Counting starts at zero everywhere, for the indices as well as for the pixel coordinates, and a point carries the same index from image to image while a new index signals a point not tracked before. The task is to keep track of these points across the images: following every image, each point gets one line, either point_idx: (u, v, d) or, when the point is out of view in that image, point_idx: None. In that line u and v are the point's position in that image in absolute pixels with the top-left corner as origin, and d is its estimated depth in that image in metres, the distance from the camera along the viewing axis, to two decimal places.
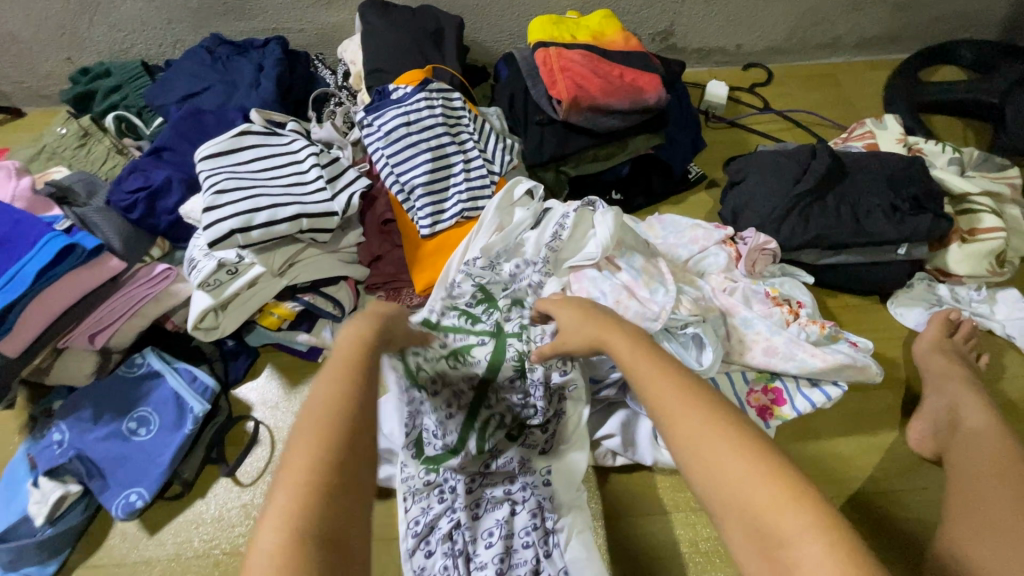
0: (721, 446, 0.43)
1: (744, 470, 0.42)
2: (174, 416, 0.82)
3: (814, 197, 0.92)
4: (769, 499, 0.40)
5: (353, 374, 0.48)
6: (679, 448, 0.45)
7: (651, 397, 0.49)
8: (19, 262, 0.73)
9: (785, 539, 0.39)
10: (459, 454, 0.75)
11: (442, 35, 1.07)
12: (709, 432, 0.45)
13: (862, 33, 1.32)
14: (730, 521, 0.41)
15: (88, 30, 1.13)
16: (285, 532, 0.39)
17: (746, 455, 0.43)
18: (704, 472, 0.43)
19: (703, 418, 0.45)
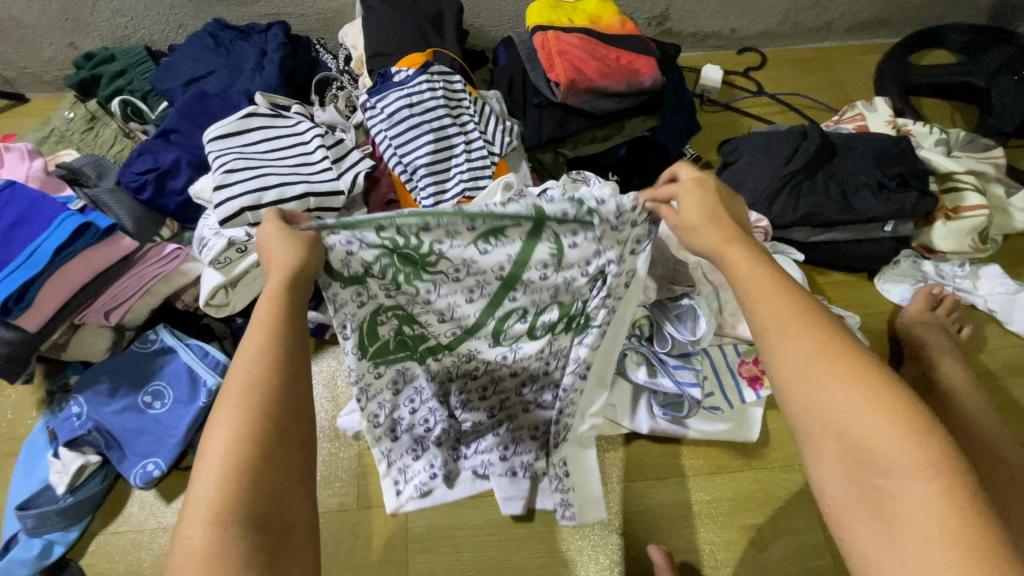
0: (837, 376, 0.45)
1: (857, 403, 0.43)
2: (187, 390, 0.85)
3: (804, 176, 0.96)
4: (883, 436, 0.42)
5: (269, 362, 0.47)
6: (788, 377, 0.47)
7: (763, 321, 0.49)
8: (36, 240, 0.75)
9: (888, 467, 0.41)
10: (471, 341, 0.67)
11: (442, 19, 1.09)
12: (822, 365, 0.45)
13: (854, 18, 1.34)
14: (827, 447, 0.44)
15: (91, 15, 1.14)
16: (210, 517, 0.41)
17: (865, 393, 0.44)
18: (816, 402, 0.45)
19: (821, 352, 0.46)
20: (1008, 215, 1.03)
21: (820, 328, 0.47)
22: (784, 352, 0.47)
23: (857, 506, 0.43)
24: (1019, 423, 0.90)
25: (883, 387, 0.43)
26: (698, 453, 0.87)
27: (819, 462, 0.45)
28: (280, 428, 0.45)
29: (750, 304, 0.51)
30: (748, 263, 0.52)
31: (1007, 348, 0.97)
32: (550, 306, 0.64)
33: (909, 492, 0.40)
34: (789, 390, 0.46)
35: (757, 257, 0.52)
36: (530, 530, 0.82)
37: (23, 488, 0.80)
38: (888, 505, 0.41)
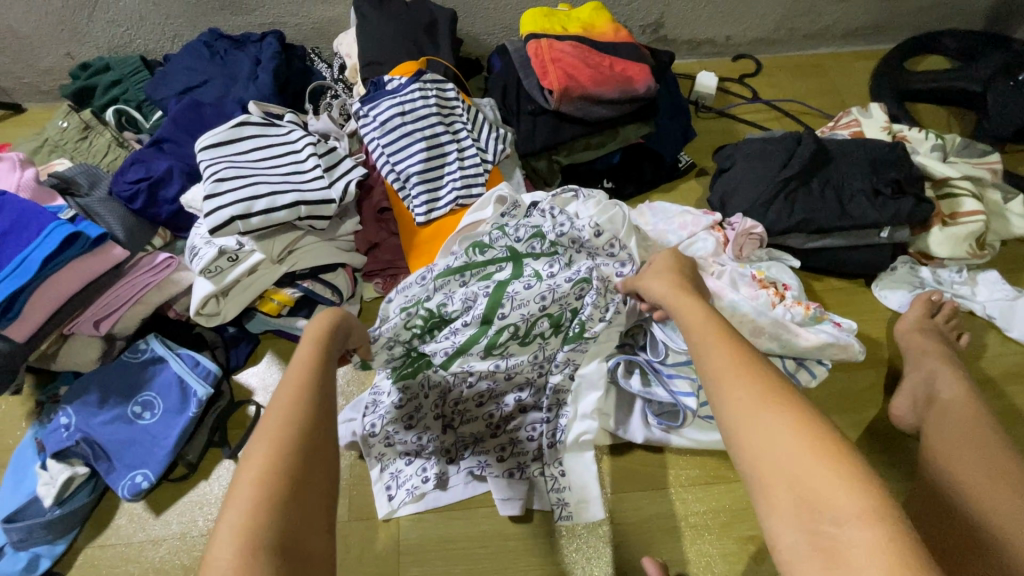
0: (778, 422, 0.45)
1: (799, 445, 0.44)
2: (178, 400, 0.84)
3: (799, 183, 0.95)
4: (827, 479, 0.41)
5: (303, 397, 0.50)
6: (733, 419, 0.47)
7: (710, 367, 0.52)
8: (26, 249, 0.75)
9: (832, 515, 0.40)
10: (466, 356, 0.76)
11: (436, 28, 1.09)
12: (765, 407, 0.47)
13: (850, 24, 1.34)
14: (775, 491, 0.43)
15: (87, 25, 1.14)
16: (238, 539, 0.41)
17: (802, 434, 0.44)
18: (757, 447, 0.45)
19: (759, 397, 0.47)
20: (1005, 221, 1.03)
21: (762, 374, 0.50)
22: (730, 396, 0.49)
23: (805, 559, 0.40)
24: (1021, 431, 0.89)
25: (820, 431, 0.44)
26: (693, 463, 0.86)
27: (769, 511, 0.43)
28: (311, 457, 0.47)
29: (698, 354, 0.54)
30: (695, 317, 0.59)
31: (1006, 355, 0.96)
32: (541, 316, 0.76)
33: (857, 540, 0.38)
34: (732, 434, 0.47)
35: (705, 312, 0.59)
36: (524, 541, 0.80)
37: (9, 500, 0.78)
38: (836, 557, 0.38)
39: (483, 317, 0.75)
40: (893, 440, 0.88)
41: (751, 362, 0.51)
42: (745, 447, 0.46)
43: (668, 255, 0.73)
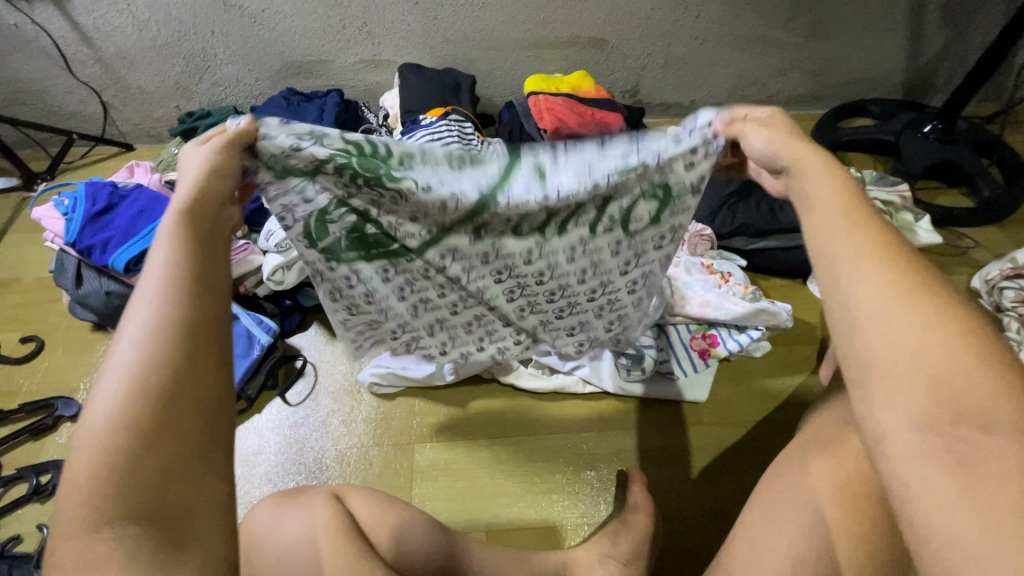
0: (935, 329, 0.39)
1: (946, 347, 0.38)
2: (244, 347, 1.06)
3: (739, 198, 1.21)
4: (985, 392, 0.37)
5: (166, 307, 0.43)
6: (864, 310, 0.42)
7: (837, 252, 0.45)
8: (154, 223, 1.02)
9: (982, 422, 0.36)
10: (448, 243, 0.72)
11: (460, 88, 1.43)
12: (912, 301, 0.41)
13: (790, 93, 1.67)
14: (912, 387, 0.38)
15: (197, 85, 1.51)
16: (95, 469, 0.38)
17: (961, 342, 0.38)
18: (896, 348, 0.40)
19: (919, 302, 0.40)
20: (914, 234, 1.26)
21: (907, 263, 0.43)
22: (860, 282, 0.43)
23: (930, 466, 0.37)
24: None
25: (981, 338, 0.39)
26: (657, 411, 1.03)
27: (896, 403, 0.38)
28: (176, 382, 0.41)
29: (819, 233, 0.47)
30: (822, 181, 0.49)
31: None
32: (539, 209, 0.66)
33: (1003, 454, 0.35)
34: (866, 332, 0.41)
35: (842, 189, 0.48)
36: (514, 464, 0.98)
37: None
38: (970, 466, 0.36)
39: (462, 215, 0.67)
40: None
41: (894, 246, 0.44)
42: (878, 346, 0.40)
43: (765, 119, 0.57)
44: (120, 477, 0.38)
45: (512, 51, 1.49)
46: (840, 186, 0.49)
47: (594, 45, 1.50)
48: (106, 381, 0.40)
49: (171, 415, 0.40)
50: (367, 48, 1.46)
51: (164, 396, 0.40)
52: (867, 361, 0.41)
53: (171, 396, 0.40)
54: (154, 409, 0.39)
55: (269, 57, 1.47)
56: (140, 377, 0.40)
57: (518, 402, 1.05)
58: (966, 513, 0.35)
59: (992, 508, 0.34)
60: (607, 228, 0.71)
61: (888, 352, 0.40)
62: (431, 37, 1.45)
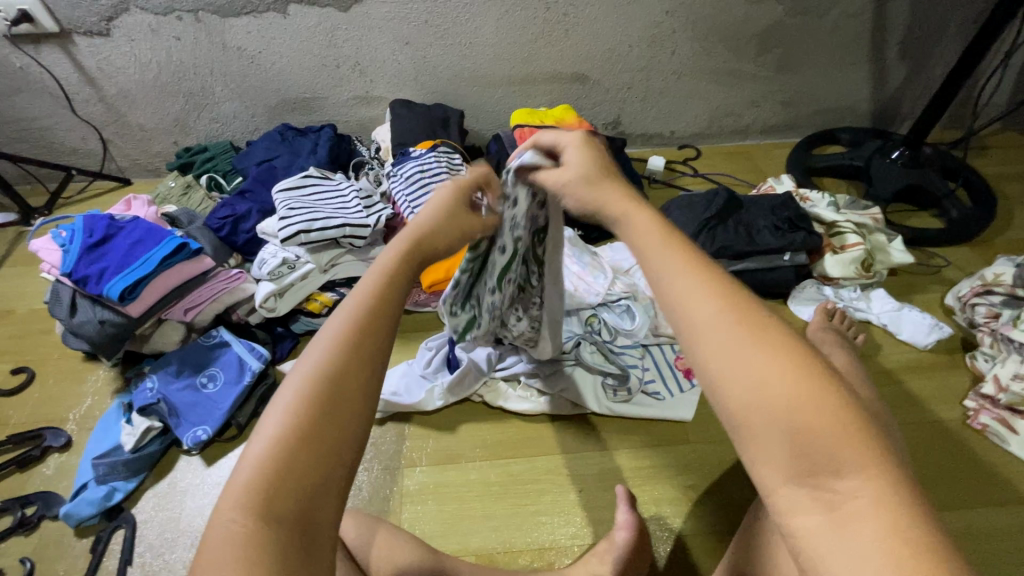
0: (770, 367, 0.42)
1: (790, 391, 0.41)
2: (235, 374, 1.08)
3: (718, 221, 1.26)
4: (834, 432, 0.39)
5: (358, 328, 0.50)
6: (718, 363, 0.44)
7: (683, 308, 0.47)
8: (149, 253, 1.04)
9: (835, 466, 0.39)
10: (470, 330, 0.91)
11: (448, 121, 1.50)
12: (756, 344, 0.44)
13: (765, 122, 1.74)
14: (772, 436, 0.41)
15: (195, 121, 1.57)
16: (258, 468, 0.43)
17: (792, 379, 0.42)
18: (746, 392, 0.42)
19: (754, 343, 0.44)
20: (887, 254, 1.31)
21: (742, 308, 0.46)
22: (703, 336, 0.45)
23: (807, 515, 0.39)
24: (912, 409, 1.09)
25: (815, 374, 0.42)
26: (645, 430, 1.05)
27: (763, 453, 0.41)
28: (339, 398, 0.46)
29: (660, 282, 0.49)
30: (644, 226, 0.54)
31: (901, 353, 1.18)
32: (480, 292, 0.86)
33: (860, 495, 0.38)
34: (720, 380, 0.43)
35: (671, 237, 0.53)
36: (503, 487, 0.98)
37: (100, 445, 1.00)
38: (835, 510, 0.38)
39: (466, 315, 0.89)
40: None
41: (723, 288, 0.48)
42: (728, 390, 0.43)
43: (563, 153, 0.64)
44: (285, 482, 0.43)
45: (499, 86, 1.56)
46: (664, 238, 0.52)
47: (577, 80, 1.57)
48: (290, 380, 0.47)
49: (337, 420, 0.46)
50: (360, 85, 1.53)
51: (338, 398, 0.46)
52: (727, 410, 0.43)
53: (331, 408, 0.46)
54: (320, 416, 0.45)
55: (266, 94, 1.53)
56: (320, 379, 0.47)
57: (506, 426, 1.05)
58: (842, 559, 0.36)
59: (864, 550, 0.36)
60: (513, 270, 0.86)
61: (739, 397, 0.42)
62: (420, 74, 1.52)
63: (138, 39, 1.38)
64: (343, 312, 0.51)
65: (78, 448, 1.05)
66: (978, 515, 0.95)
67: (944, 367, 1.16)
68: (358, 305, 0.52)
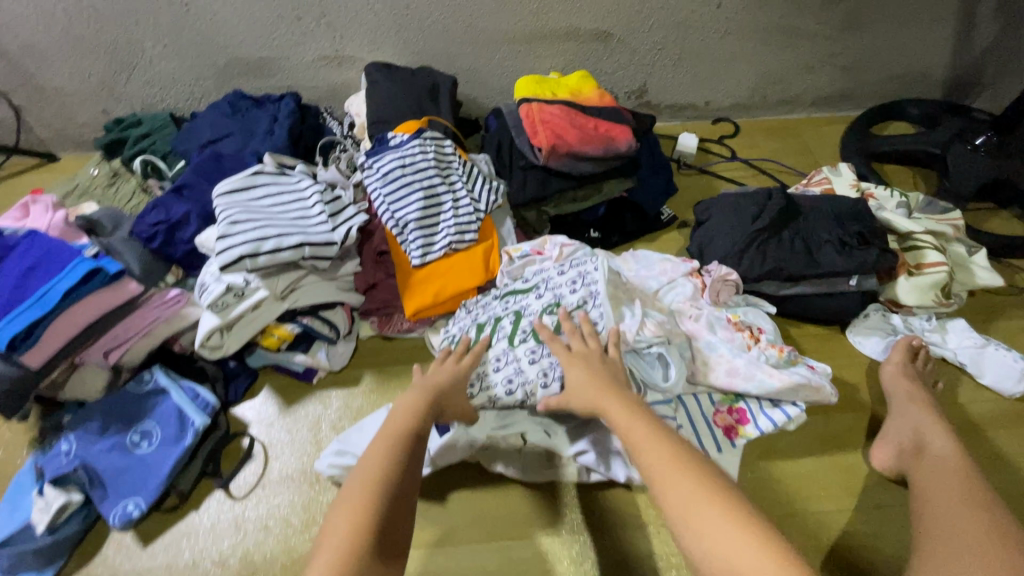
0: (725, 524, 0.53)
1: (758, 553, 0.50)
2: (174, 430, 0.87)
3: (770, 234, 1.02)
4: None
5: (365, 483, 0.63)
6: (690, 524, 0.54)
7: (659, 469, 0.59)
8: (49, 283, 0.81)
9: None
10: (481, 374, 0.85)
11: (438, 91, 1.21)
12: (712, 503, 0.54)
13: (819, 92, 1.45)
14: None
15: (125, 85, 1.27)
16: None
17: (751, 534, 0.51)
18: (715, 548, 0.51)
19: (709, 497, 0.55)
20: (969, 272, 1.09)
21: (704, 472, 0.58)
22: (672, 494, 0.57)
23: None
24: (997, 478, 0.90)
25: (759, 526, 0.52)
26: None
27: None
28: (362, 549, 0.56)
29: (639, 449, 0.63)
30: (631, 402, 0.70)
31: (981, 400, 0.99)
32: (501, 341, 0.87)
33: None
34: (694, 539, 0.53)
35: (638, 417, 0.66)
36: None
37: (3, 526, 0.80)
38: None
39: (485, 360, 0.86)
40: (868, 485, 0.90)
41: (689, 459, 0.60)
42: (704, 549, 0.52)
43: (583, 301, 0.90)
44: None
45: (499, 45, 1.26)
46: (641, 414, 0.67)
47: (596, 38, 1.27)
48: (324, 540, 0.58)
49: None
50: (327, 42, 1.22)
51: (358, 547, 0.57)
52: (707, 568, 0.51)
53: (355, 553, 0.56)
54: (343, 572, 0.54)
55: (210, 51, 1.22)
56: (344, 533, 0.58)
57: (509, 496, 0.87)
58: None
59: None
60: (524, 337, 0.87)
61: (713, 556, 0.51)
62: (402, 29, 1.21)
63: None
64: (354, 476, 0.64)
65: None
66: None
67: None
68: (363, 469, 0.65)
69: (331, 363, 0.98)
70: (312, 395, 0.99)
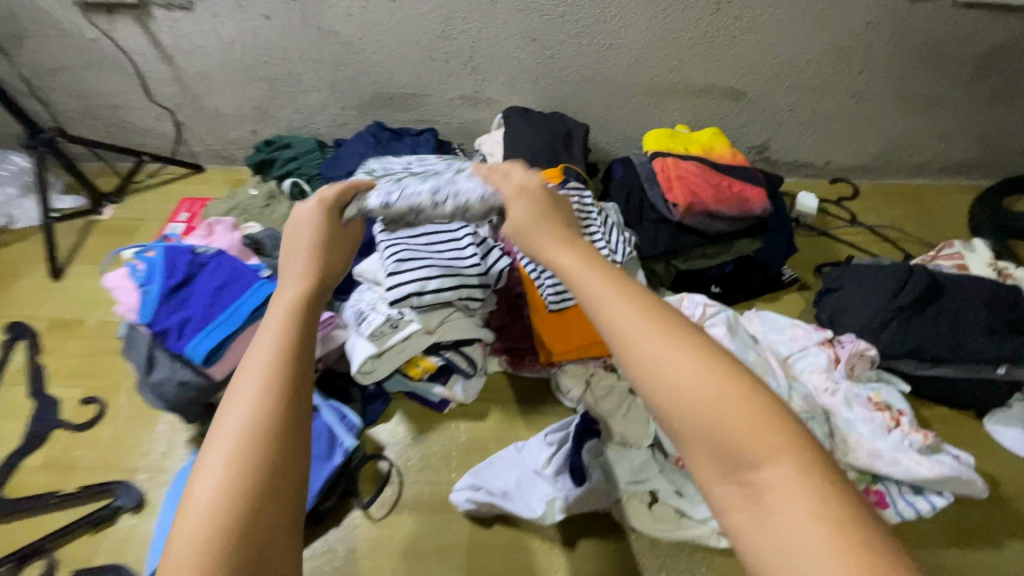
0: (683, 356, 0.41)
1: (724, 391, 0.39)
2: (325, 449, 0.92)
3: (912, 311, 1.01)
4: (749, 420, 0.38)
5: (277, 363, 0.46)
6: (635, 359, 0.42)
7: (600, 300, 0.46)
8: (237, 302, 0.89)
9: (752, 451, 0.38)
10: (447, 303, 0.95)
11: (572, 138, 1.25)
12: (672, 341, 0.42)
13: (947, 160, 1.42)
14: (705, 448, 0.39)
15: (278, 110, 1.37)
16: (206, 532, 0.38)
17: (714, 367, 0.41)
18: (675, 387, 0.40)
19: (661, 331, 0.43)
20: None
21: (657, 309, 0.45)
22: (618, 329, 0.44)
23: (737, 509, 0.38)
24: None
25: (724, 362, 0.41)
26: None
27: (699, 472, 0.40)
28: (267, 414, 0.44)
29: (582, 286, 0.49)
30: (562, 238, 0.56)
31: None
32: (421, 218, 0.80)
33: (784, 478, 0.37)
34: (652, 383, 0.41)
35: (580, 256, 0.52)
36: None
37: (172, 522, 0.88)
38: (764, 498, 0.37)
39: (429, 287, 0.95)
40: None
41: (639, 293, 0.46)
42: (659, 390, 0.41)
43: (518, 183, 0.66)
44: (246, 496, 0.40)
45: (631, 96, 1.29)
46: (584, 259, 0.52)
47: (728, 96, 1.29)
48: (225, 417, 0.44)
49: (263, 455, 0.42)
50: (469, 84, 1.29)
51: (267, 425, 0.43)
52: (662, 408, 0.41)
53: (262, 427, 0.43)
54: (246, 434, 0.42)
55: (360, 86, 1.31)
56: (263, 395, 0.45)
57: (640, 549, 0.89)
58: (778, 554, 0.35)
59: (791, 529, 0.35)
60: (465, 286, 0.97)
61: (666, 392, 0.40)
62: (542, 77, 1.27)
63: (225, 15, 1.19)
64: (262, 331, 0.49)
65: (153, 510, 0.94)
66: None
67: None
68: (271, 335, 0.49)
69: (465, 396, 1.02)
70: (444, 425, 1.04)
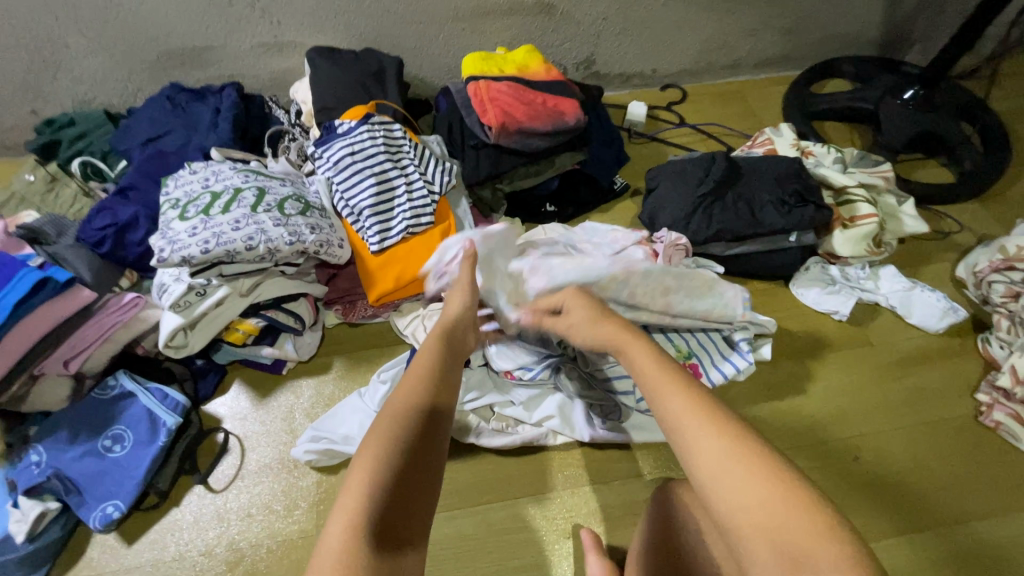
0: (739, 470, 0.47)
1: (768, 493, 0.46)
2: (146, 433, 0.88)
3: (714, 198, 1.07)
4: (798, 522, 0.44)
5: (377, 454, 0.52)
6: (702, 471, 0.49)
7: (681, 415, 0.53)
8: None
9: (813, 555, 0.42)
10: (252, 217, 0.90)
11: (384, 73, 1.20)
12: (738, 460, 0.48)
13: (760, 55, 1.49)
14: (756, 546, 0.44)
15: (52, 84, 1.21)
16: None
17: (767, 476, 0.47)
18: (727, 497, 0.47)
19: (727, 444, 0.49)
20: (899, 221, 1.16)
21: (728, 421, 0.51)
22: (691, 443, 0.51)
23: None
24: (926, 407, 1.00)
25: (776, 463, 0.48)
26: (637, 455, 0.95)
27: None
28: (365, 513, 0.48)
29: (660, 401, 0.55)
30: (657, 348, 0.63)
31: (909, 338, 1.08)
32: (250, 188, 0.94)
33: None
34: (712, 490, 0.48)
35: (655, 356, 0.61)
36: (480, 540, 0.87)
37: None
38: None
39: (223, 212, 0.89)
40: (811, 424, 0.98)
41: (713, 404, 0.53)
42: (719, 499, 0.47)
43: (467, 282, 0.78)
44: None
45: (443, 24, 1.24)
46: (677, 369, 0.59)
47: (541, 11, 1.27)
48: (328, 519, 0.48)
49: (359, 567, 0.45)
50: (266, 29, 1.19)
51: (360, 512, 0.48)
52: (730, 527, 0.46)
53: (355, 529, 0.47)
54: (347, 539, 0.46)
55: (141, 45, 1.17)
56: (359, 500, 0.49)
57: (485, 462, 0.93)
58: None
59: None
60: (265, 207, 0.92)
61: (724, 503, 0.47)
62: (343, 12, 1.19)
63: None
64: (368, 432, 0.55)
65: None
66: (977, 527, 0.90)
67: (954, 354, 1.06)
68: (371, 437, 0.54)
69: (300, 353, 1.00)
70: (283, 387, 1.01)
